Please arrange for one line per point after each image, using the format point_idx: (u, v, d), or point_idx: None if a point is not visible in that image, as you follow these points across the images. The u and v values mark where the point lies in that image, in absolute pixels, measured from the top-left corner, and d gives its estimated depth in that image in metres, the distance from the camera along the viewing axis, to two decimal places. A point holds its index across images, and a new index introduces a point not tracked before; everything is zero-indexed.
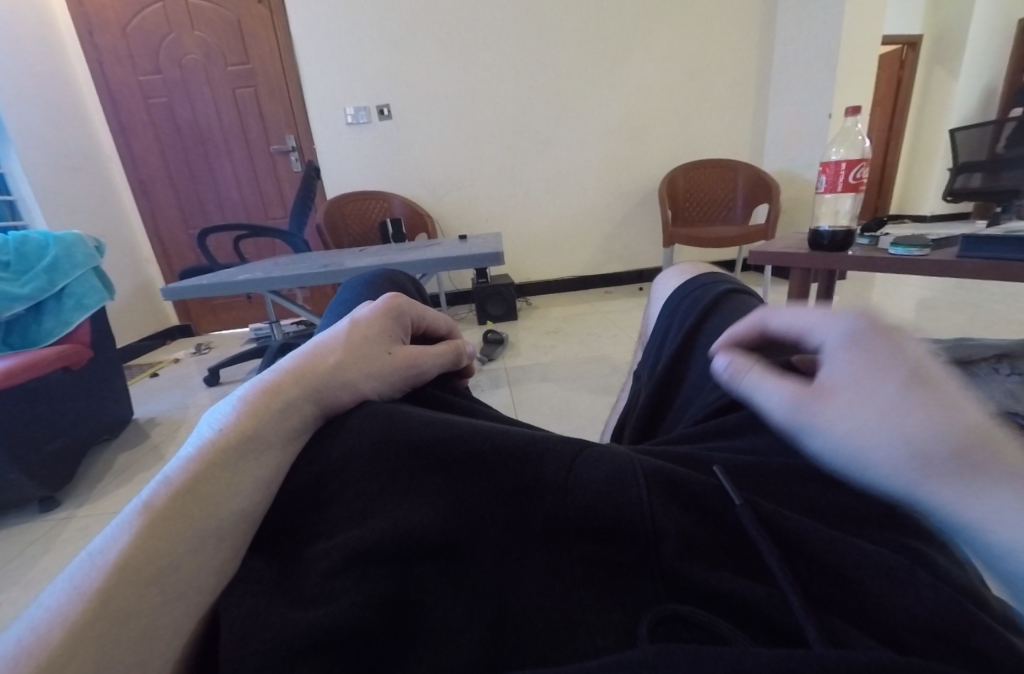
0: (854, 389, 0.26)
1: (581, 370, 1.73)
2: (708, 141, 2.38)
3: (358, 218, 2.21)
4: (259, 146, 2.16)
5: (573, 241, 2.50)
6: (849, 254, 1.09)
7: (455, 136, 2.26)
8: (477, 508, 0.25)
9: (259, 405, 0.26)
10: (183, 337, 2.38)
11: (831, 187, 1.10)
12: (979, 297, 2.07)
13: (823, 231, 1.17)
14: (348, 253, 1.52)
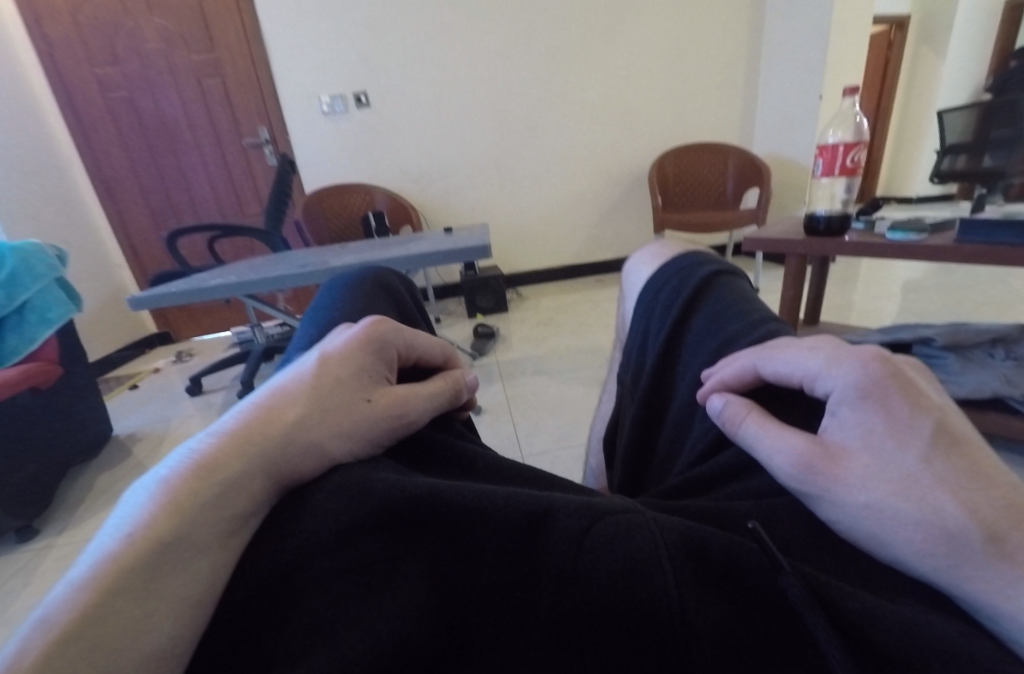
0: (873, 451, 0.23)
1: (574, 362, 1.70)
2: (698, 123, 2.32)
3: (339, 212, 2.13)
4: (231, 140, 2.05)
5: (562, 229, 2.45)
6: (846, 240, 1.05)
7: (436, 122, 2.17)
8: (464, 597, 0.22)
9: (185, 496, 0.21)
10: (164, 342, 2.31)
11: (828, 171, 1.05)
12: (966, 277, 2.08)
13: (819, 216, 1.13)
14: (328, 249, 1.47)
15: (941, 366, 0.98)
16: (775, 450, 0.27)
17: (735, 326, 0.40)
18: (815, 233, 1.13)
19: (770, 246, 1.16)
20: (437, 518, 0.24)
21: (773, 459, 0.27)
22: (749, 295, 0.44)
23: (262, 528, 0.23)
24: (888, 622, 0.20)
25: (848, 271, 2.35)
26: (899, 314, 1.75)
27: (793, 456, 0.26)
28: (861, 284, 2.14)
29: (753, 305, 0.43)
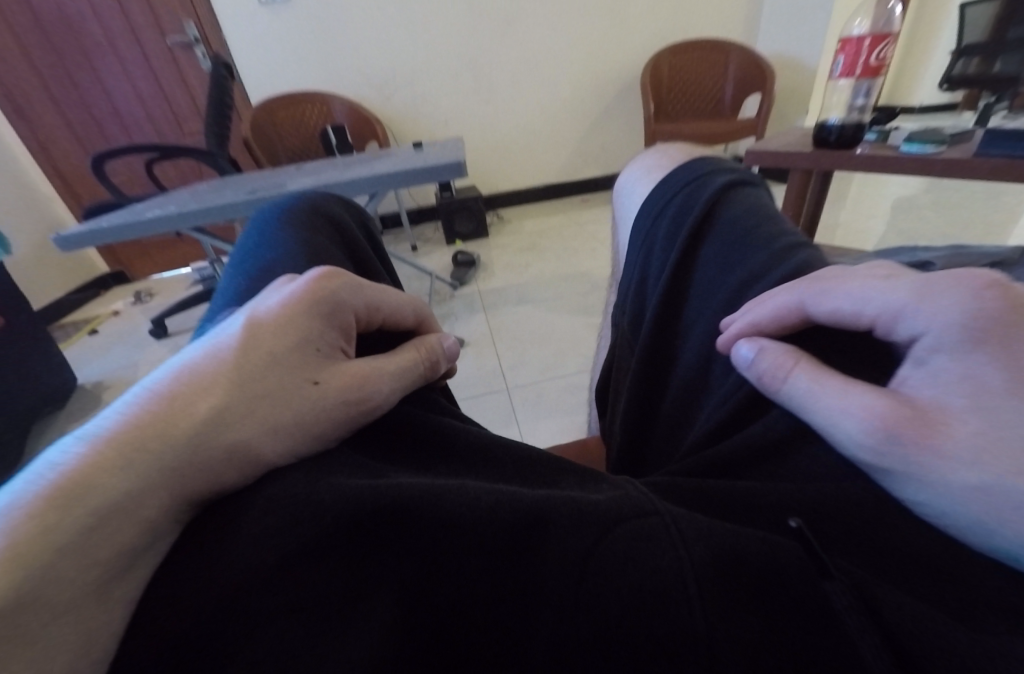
0: (980, 412, 0.19)
1: (559, 290, 1.64)
2: (695, 15, 2.06)
3: (294, 126, 1.90)
4: (152, 38, 1.75)
5: (544, 143, 2.25)
6: (857, 154, 0.96)
7: (395, 12, 1.87)
8: (446, 620, 0.18)
9: (40, 528, 0.15)
10: (119, 280, 2.15)
11: (847, 71, 0.94)
12: (960, 193, 2.02)
13: (831, 125, 1.02)
14: (283, 171, 1.32)
15: None
16: (845, 411, 0.22)
17: (758, 256, 0.35)
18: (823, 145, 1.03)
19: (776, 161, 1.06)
20: (410, 533, 0.19)
21: (842, 421, 0.22)
22: (768, 216, 0.38)
23: (167, 560, 0.17)
24: (1008, 642, 0.16)
25: (842, 186, 2.26)
26: (892, 232, 1.71)
27: (870, 418, 0.21)
28: (855, 201, 2.06)
29: (774, 229, 0.36)
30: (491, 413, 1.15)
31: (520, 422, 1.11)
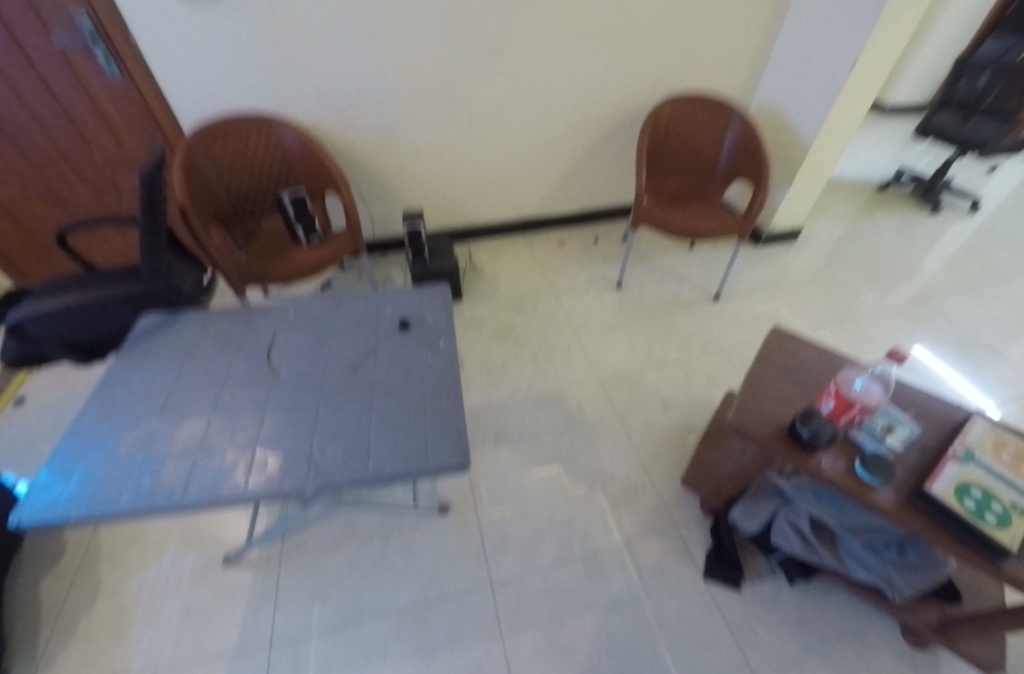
0: None
1: (537, 423, 1.76)
2: (679, 81, 2.30)
3: (246, 159, 1.77)
4: (37, 40, 1.51)
5: (525, 182, 2.44)
6: (828, 473, 1.08)
7: (368, 44, 1.78)
8: None
9: None
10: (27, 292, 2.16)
11: (836, 413, 1.17)
12: (854, 308, 2.50)
13: (804, 427, 1.13)
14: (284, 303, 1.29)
15: (847, 542, 1.24)
16: None
17: None
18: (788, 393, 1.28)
19: (752, 406, 1.25)
20: None
21: None
22: None
23: None
24: None
25: (772, 281, 2.62)
26: None
27: None
28: (778, 303, 2.46)
29: None
30: (478, 621, 1.30)
31: (504, 636, 1.27)
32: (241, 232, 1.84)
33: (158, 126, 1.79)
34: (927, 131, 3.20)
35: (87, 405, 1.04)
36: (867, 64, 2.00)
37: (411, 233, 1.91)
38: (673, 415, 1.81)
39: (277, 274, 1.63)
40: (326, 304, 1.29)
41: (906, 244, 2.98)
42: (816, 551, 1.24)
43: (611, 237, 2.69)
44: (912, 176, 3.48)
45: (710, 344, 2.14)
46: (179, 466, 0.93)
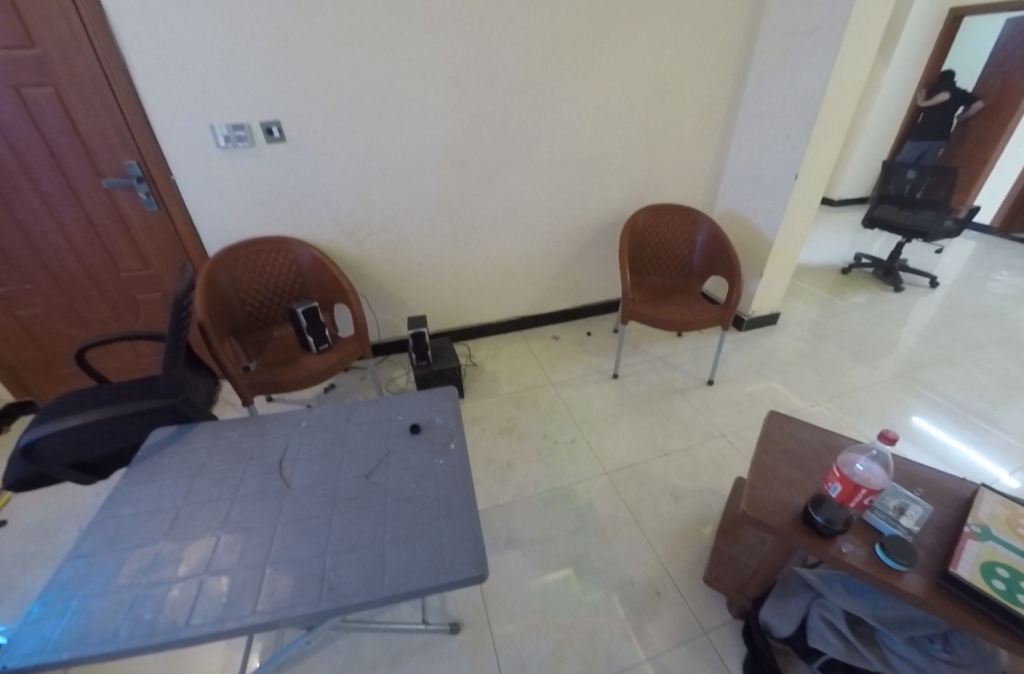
0: None
1: (547, 524, 1.70)
2: (651, 191, 2.59)
3: (261, 275, 1.91)
4: (89, 183, 1.73)
5: (519, 283, 2.61)
6: (850, 560, 1.11)
7: (377, 177, 2.04)
8: None
9: None
10: (26, 409, 2.15)
11: (844, 497, 1.18)
12: (845, 386, 2.57)
13: (819, 512, 1.18)
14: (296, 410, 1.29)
15: (889, 639, 1.15)
16: None
17: None
18: (797, 478, 1.32)
19: (764, 494, 1.28)
20: None
21: None
22: None
23: None
24: None
25: (761, 363, 2.72)
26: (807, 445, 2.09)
27: None
28: (770, 386, 2.53)
29: None
30: None
31: None
32: (252, 341, 1.91)
33: (185, 252, 1.94)
34: (874, 222, 3.57)
35: (89, 528, 1.00)
36: (809, 173, 2.31)
37: (415, 336, 2.00)
38: (685, 507, 1.78)
39: (285, 382, 1.67)
40: (334, 410, 1.29)
41: (880, 321, 3.15)
42: (860, 653, 1.15)
43: (603, 330, 2.83)
44: (871, 259, 3.79)
45: (712, 429, 2.16)
46: (183, 590, 0.89)
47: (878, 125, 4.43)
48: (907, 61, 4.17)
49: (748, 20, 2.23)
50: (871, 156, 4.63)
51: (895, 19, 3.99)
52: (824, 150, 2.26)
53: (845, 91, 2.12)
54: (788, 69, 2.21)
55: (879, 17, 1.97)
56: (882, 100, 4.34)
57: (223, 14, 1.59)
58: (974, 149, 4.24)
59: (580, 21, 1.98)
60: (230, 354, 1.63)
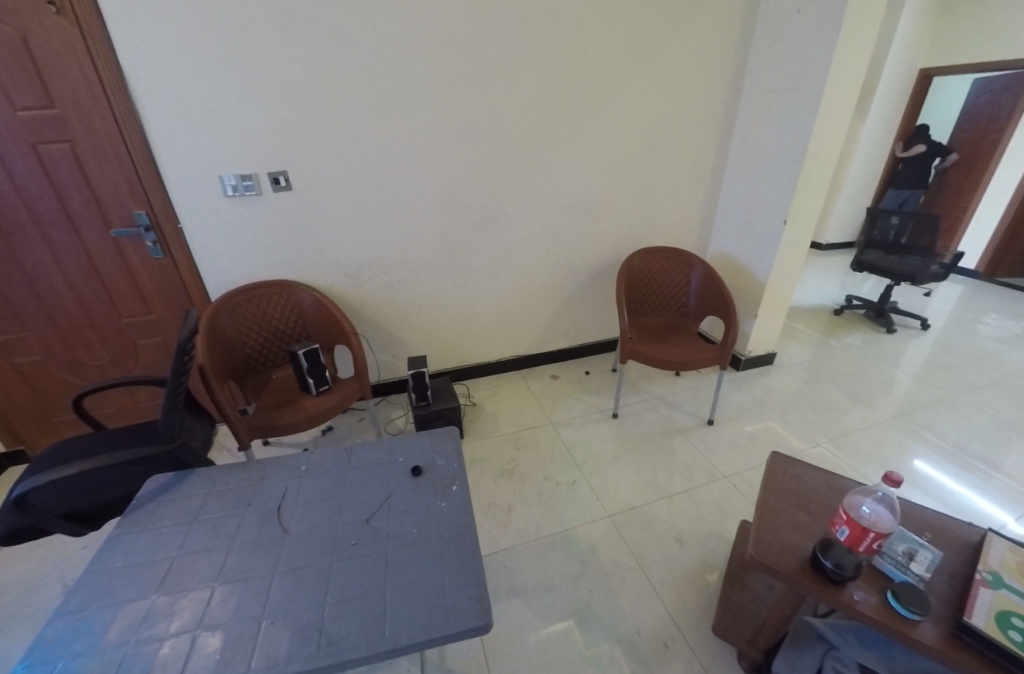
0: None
1: (549, 571, 1.65)
2: (645, 235, 2.68)
3: (263, 317, 1.94)
4: (97, 232, 1.78)
5: (517, 323, 2.65)
6: (862, 609, 1.09)
7: (381, 222, 2.11)
8: None
9: None
10: (17, 456, 2.11)
11: (853, 539, 1.16)
12: (845, 426, 2.57)
13: (827, 559, 1.16)
14: (296, 453, 1.29)
15: None
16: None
17: None
18: (803, 522, 1.30)
19: (769, 538, 1.26)
20: None
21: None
22: None
23: None
24: None
25: (760, 403, 2.72)
26: None
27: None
28: (770, 426, 2.53)
29: None
30: None
31: None
32: (251, 383, 1.91)
33: (188, 297, 1.97)
34: (862, 266, 3.68)
35: (81, 580, 0.98)
36: (797, 219, 2.41)
37: (415, 375, 2.01)
38: (689, 553, 1.74)
39: (283, 425, 1.66)
40: (333, 453, 1.28)
41: (874, 362, 3.19)
42: None
43: (602, 370, 2.84)
44: (861, 301, 3.88)
45: (714, 471, 2.14)
46: (176, 647, 0.87)
47: (859, 174, 4.64)
48: (883, 116, 4.43)
49: (729, 81, 2.39)
50: (855, 202, 4.82)
51: (869, 79, 4.27)
52: (809, 198, 2.37)
53: (825, 145, 2.25)
54: (771, 124, 2.34)
55: (853, 80, 2.12)
56: (862, 151, 4.57)
57: (238, 74, 1.70)
58: (952, 196, 4.44)
59: (573, 81, 2.12)
60: (229, 396, 1.63)
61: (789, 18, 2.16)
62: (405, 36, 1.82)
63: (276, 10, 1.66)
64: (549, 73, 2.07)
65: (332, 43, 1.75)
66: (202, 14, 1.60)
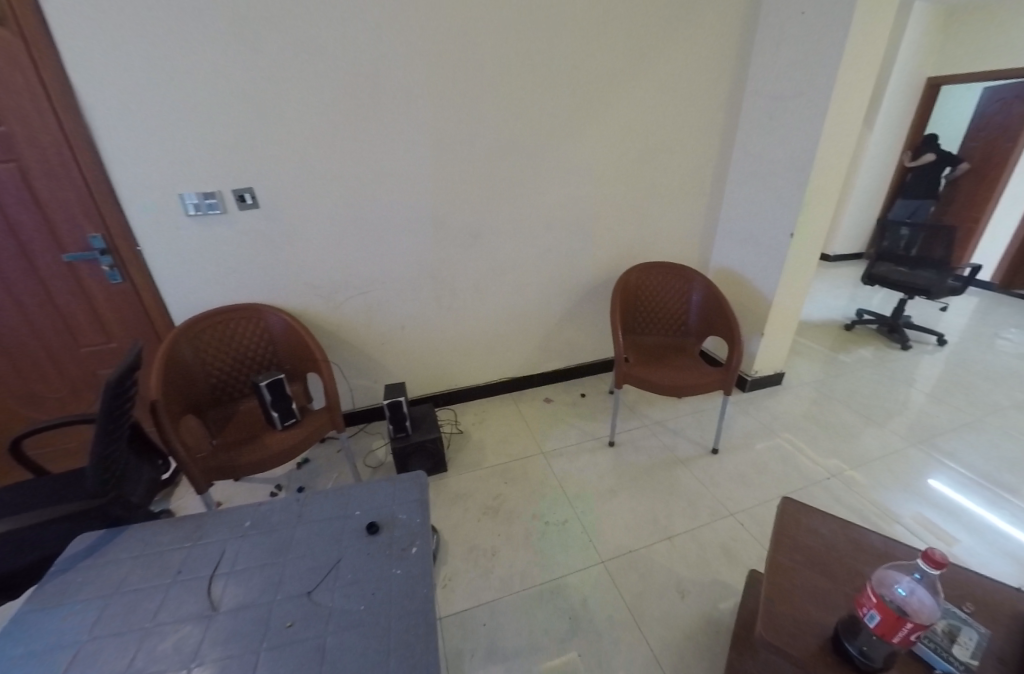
0: None
1: (535, 629, 1.50)
2: (642, 251, 2.54)
3: (228, 343, 1.81)
4: (50, 257, 1.67)
5: (508, 345, 2.51)
6: None
7: (358, 242, 1.98)
8: None
9: None
10: None
11: (885, 628, 1.04)
12: (860, 451, 2.40)
13: (854, 646, 1.09)
14: (242, 506, 1.14)
15: None
16: None
17: None
18: (823, 590, 1.22)
19: (784, 611, 1.19)
20: None
21: None
22: None
23: None
24: None
25: (768, 427, 2.55)
26: None
27: None
28: (779, 452, 2.36)
29: None
30: None
31: None
32: (215, 417, 1.77)
33: (150, 324, 1.85)
34: (874, 280, 3.50)
35: None
36: (804, 233, 2.27)
37: (393, 406, 1.87)
38: (691, 605, 1.58)
39: (243, 464, 1.52)
40: (282, 507, 1.13)
41: (888, 381, 3.01)
42: None
43: (598, 392, 2.68)
44: (873, 315, 3.70)
45: (719, 507, 1.96)
46: None
47: (866, 184, 4.48)
48: (890, 124, 4.28)
49: (729, 90, 2.27)
50: (863, 213, 4.65)
51: (876, 87, 4.13)
52: (816, 212, 2.23)
53: (833, 155, 2.11)
54: (773, 134, 2.22)
55: (861, 87, 1.98)
56: (869, 160, 4.41)
57: (200, 86, 1.59)
58: (965, 206, 4.28)
59: (561, 91, 2.01)
60: (182, 433, 1.49)
61: (792, 23, 2.03)
62: (381, 48, 1.72)
63: (239, 19, 1.55)
64: (537, 83, 1.96)
65: (300, 53, 1.64)
66: (160, 24, 1.49)
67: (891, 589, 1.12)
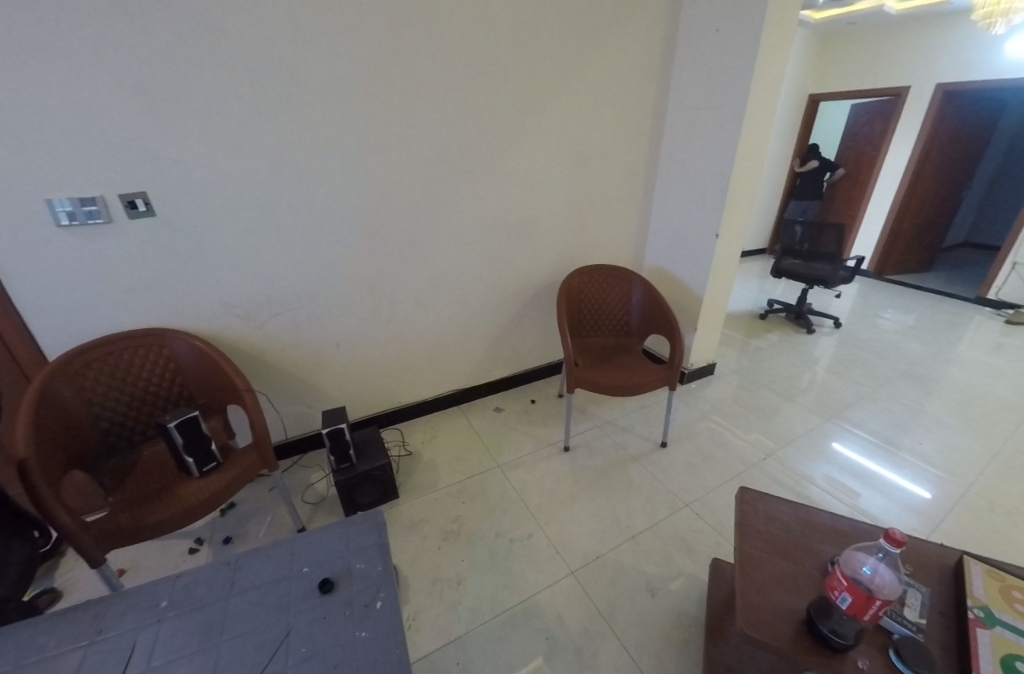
0: None
1: (510, 657, 1.40)
2: (581, 252, 2.53)
3: (122, 376, 1.51)
4: None
5: (452, 356, 2.38)
6: None
7: (278, 253, 1.76)
8: None
9: None
10: None
11: (856, 607, 1.07)
12: (788, 429, 2.56)
13: (828, 626, 1.10)
14: (156, 581, 0.92)
15: None
16: None
17: None
18: (789, 573, 1.23)
19: (760, 601, 1.17)
20: None
21: None
22: None
23: None
24: None
25: (707, 416, 2.65)
26: None
27: None
28: (720, 439, 2.45)
29: None
30: None
31: None
32: (109, 469, 1.47)
33: (14, 361, 1.50)
34: (782, 273, 3.81)
35: None
36: (729, 228, 2.38)
37: (332, 434, 1.67)
38: (664, 603, 1.56)
39: (152, 524, 1.27)
40: (209, 575, 0.93)
41: (802, 363, 3.28)
42: None
43: (547, 397, 2.64)
44: (781, 304, 4.04)
45: (675, 499, 1.99)
46: None
47: (766, 186, 4.91)
48: (783, 132, 4.72)
49: (654, 97, 2.33)
50: (765, 212, 5.09)
51: None
52: (738, 208, 2.34)
53: (751, 155, 2.23)
54: (696, 136, 2.30)
55: (772, 91, 2.11)
56: (767, 165, 4.84)
57: (62, 69, 1.30)
58: (846, 206, 4.83)
59: (494, 91, 1.93)
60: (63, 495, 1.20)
61: (707, 37, 2.13)
62: (291, 37, 1.53)
63: None
64: (469, 83, 1.86)
65: (192, 38, 1.41)
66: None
67: (856, 569, 1.17)
